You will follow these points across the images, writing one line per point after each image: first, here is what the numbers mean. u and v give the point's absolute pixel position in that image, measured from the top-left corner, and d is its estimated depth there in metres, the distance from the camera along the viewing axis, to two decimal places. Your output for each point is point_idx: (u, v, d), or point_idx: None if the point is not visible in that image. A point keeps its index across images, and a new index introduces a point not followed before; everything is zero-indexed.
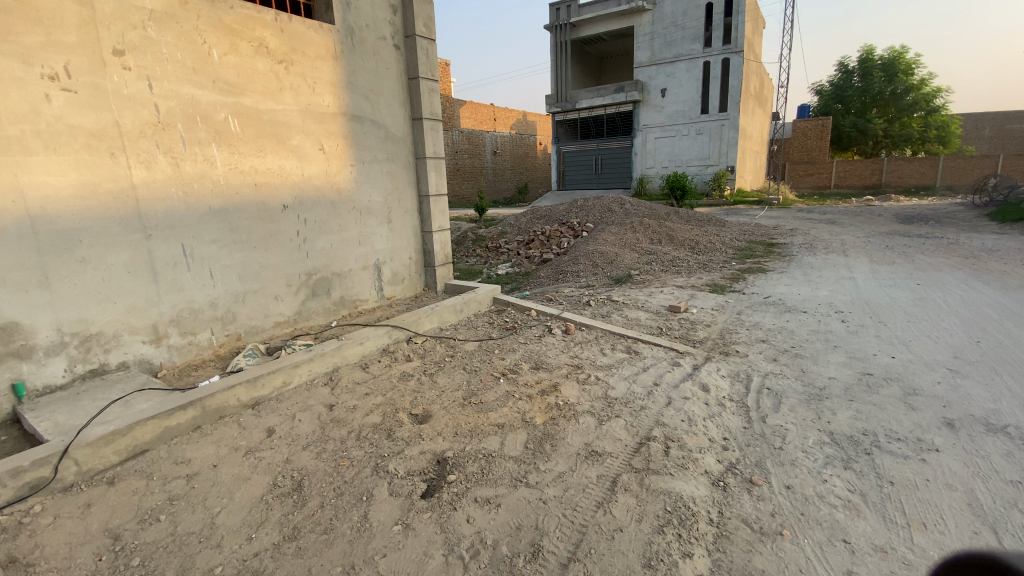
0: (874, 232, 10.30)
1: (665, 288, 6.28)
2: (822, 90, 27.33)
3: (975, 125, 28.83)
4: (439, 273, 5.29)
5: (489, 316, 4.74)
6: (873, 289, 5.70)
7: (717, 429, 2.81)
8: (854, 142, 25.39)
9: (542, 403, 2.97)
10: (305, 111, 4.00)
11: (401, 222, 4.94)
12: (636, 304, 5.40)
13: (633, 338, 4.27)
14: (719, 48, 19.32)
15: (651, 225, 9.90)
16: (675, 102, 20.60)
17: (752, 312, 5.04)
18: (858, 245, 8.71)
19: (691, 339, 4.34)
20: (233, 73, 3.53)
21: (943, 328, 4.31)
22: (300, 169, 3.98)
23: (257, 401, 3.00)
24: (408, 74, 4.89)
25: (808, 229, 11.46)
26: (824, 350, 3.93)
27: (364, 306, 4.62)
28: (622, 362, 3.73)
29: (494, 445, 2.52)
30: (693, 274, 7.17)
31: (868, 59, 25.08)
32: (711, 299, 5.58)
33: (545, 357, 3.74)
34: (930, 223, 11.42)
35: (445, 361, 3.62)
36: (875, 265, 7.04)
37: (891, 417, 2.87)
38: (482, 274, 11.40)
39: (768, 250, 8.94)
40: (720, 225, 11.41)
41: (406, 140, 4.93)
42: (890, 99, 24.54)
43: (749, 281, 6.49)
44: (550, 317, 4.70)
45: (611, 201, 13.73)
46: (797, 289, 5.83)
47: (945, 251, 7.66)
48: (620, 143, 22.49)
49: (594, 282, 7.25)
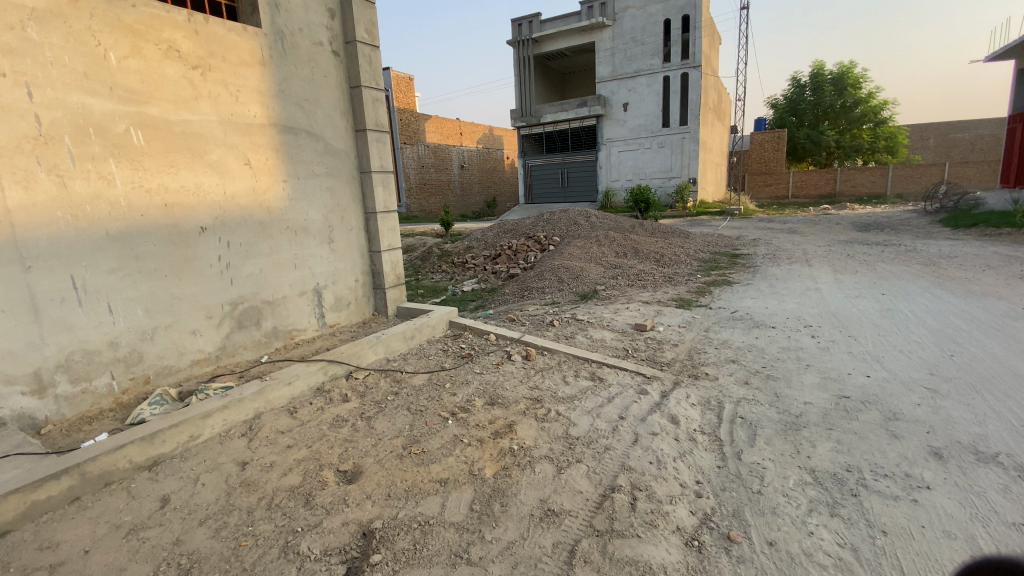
0: (836, 241, 10.41)
1: (631, 304, 6.05)
2: (777, 104, 28.28)
3: (920, 136, 30.29)
4: (389, 296, 4.89)
5: (443, 341, 4.35)
6: (840, 301, 5.59)
7: (688, 471, 2.50)
8: (808, 153, 26.26)
9: (493, 449, 2.61)
10: (227, 122, 3.58)
11: (344, 243, 4.53)
12: (601, 324, 5.11)
13: (597, 362, 3.96)
14: (678, 62, 19.66)
15: (617, 238, 9.74)
16: (638, 116, 20.82)
17: (720, 329, 4.82)
18: (821, 254, 8.74)
19: (659, 362, 4.06)
20: (136, 79, 3.07)
21: (914, 341, 4.17)
22: (221, 186, 3.55)
23: (155, 461, 2.52)
24: (350, 83, 4.52)
25: (771, 238, 11.56)
26: (797, 370, 3.71)
27: (302, 336, 4.18)
28: (584, 391, 3.41)
29: (432, 509, 2.14)
30: (658, 288, 6.98)
31: (819, 73, 26.08)
32: (678, 316, 5.36)
33: (500, 388, 3.39)
34: (886, 230, 11.67)
35: (388, 399, 3.22)
36: (839, 274, 7.00)
37: (874, 449, 2.62)
38: (447, 292, 11.01)
39: (733, 261, 8.86)
40: (686, 236, 11.36)
41: (349, 154, 4.54)
42: (841, 111, 25.51)
43: (716, 294, 6.32)
44: (510, 341, 4.36)
45: (577, 214, 13.58)
46: (765, 302, 5.67)
47: (906, 259, 7.71)
48: (585, 156, 22.58)
49: (559, 299, 6.97)
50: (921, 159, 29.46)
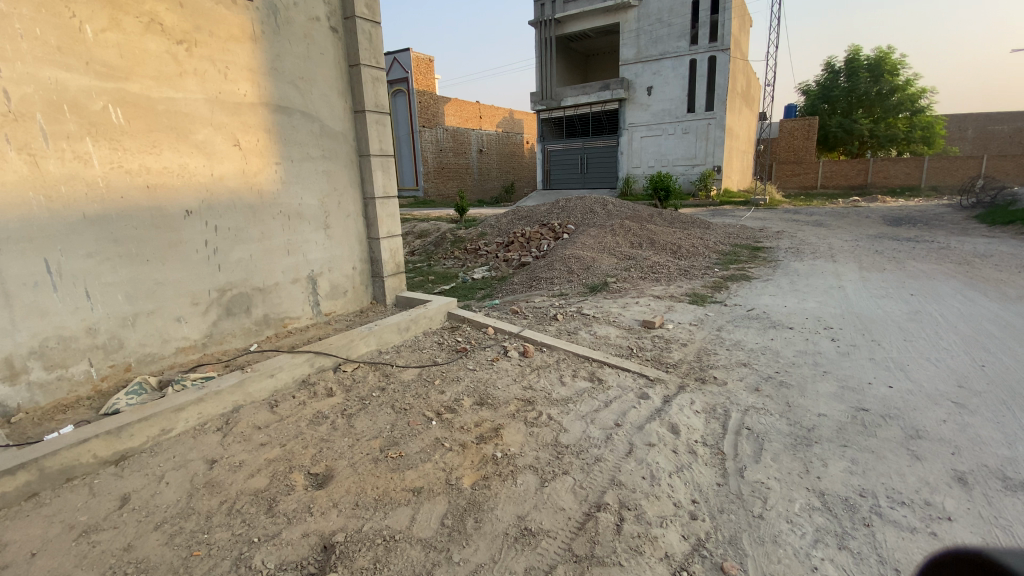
0: (863, 235, 9.93)
1: (641, 298, 5.80)
2: (809, 90, 27.15)
3: (959, 126, 28.89)
4: (387, 285, 4.73)
5: (440, 333, 4.19)
6: (864, 301, 5.25)
7: (684, 488, 2.30)
8: (839, 142, 25.23)
9: (476, 456, 2.44)
10: (214, 101, 3.42)
11: (341, 229, 4.38)
12: (607, 319, 4.88)
13: (599, 361, 3.75)
14: (706, 45, 18.93)
15: (632, 228, 9.43)
16: (661, 101, 20.17)
17: (733, 328, 4.56)
18: (847, 249, 8.32)
19: (664, 363, 3.83)
20: (115, 54, 2.93)
21: (943, 349, 3.85)
22: (207, 168, 3.41)
23: (122, 456, 2.43)
24: (349, 61, 4.33)
25: (795, 231, 11.10)
26: (813, 377, 3.45)
27: (295, 325, 4.06)
28: (581, 393, 3.21)
29: (400, 522, 1.99)
30: (673, 282, 6.70)
31: (854, 59, 24.91)
32: (690, 313, 5.09)
33: (493, 388, 3.21)
34: (919, 225, 11.09)
35: (374, 395, 3.08)
36: (864, 271, 6.62)
37: (893, 471, 2.38)
38: (458, 279, 10.86)
39: (753, 254, 8.49)
40: (705, 227, 10.96)
41: (347, 136, 4.36)
42: (876, 99, 24.38)
43: (732, 290, 6.02)
44: (509, 335, 4.17)
45: (593, 202, 13.23)
46: (783, 300, 5.36)
47: (937, 257, 7.28)
48: (606, 142, 22.04)
49: (568, 291, 6.74)
50: (959, 151, 28.12)
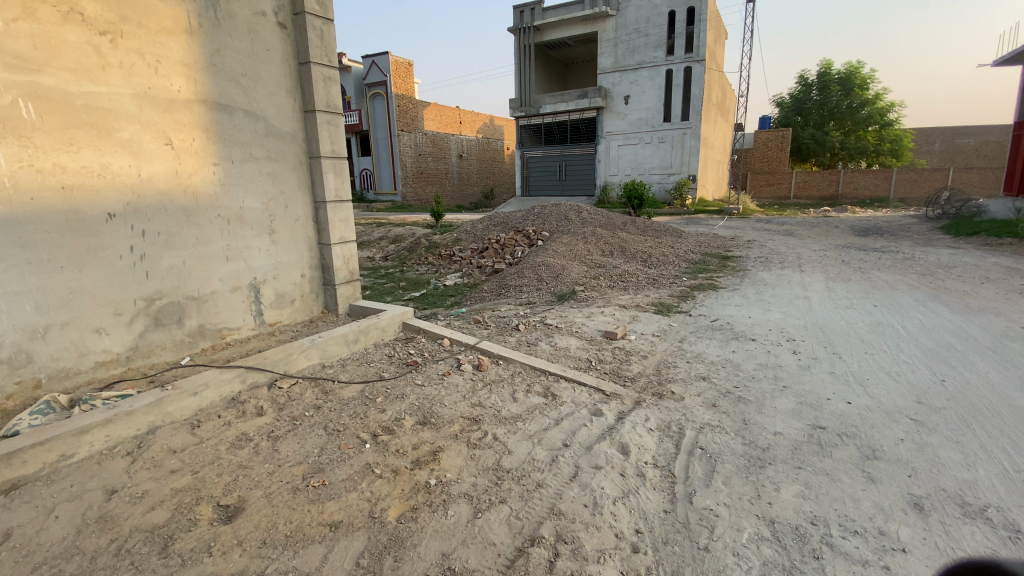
0: (831, 245, 10.04)
1: (606, 308, 5.68)
2: (782, 103, 27.73)
3: (925, 140, 29.81)
4: (339, 293, 4.51)
5: (392, 345, 3.98)
6: (828, 312, 5.23)
7: (628, 516, 2.15)
8: (812, 153, 25.80)
9: (407, 483, 2.25)
10: (142, 97, 3.19)
11: (288, 234, 4.16)
12: (569, 329, 4.73)
13: (555, 375, 3.58)
14: (682, 56, 19.15)
15: (604, 235, 9.35)
16: (639, 109, 20.32)
17: (695, 340, 4.46)
18: (814, 259, 8.38)
19: (623, 376, 3.69)
20: (28, 44, 2.69)
21: (904, 363, 3.81)
22: (133, 168, 3.17)
23: (12, 485, 2.18)
24: (298, 58, 4.13)
25: (766, 241, 11.18)
26: (772, 393, 3.34)
27: (234, 336, 3.83)
28: (532, 410, 3.04)
29: (310, 563, 1.80)
30: (640, 291, 6.62)
31: (826, 73, 25.54)
32: (653, 323, 4.99)
33: (438, 405, 3.02)
34: (886, 236, 11.29)
35: (308, 413, 2.88)
36: (831, 282, 6.63)
37: (847, 496, 2.27)
38: (428, 286, 10.63)
39: (722, 263, 8.50)
40: (677, 236, 10.97)
41: (296, 137, 4.15)
42: (846, 112, 25.02)
43: (698, 300, 5.96)
44: (464, 347, 3.97)
45: (568, 209, 13.17)
46: (747, 311, 5.31)
47: (902, 268, 7.35)
48: (584, 150, 22.08)
49: (535, 299, 6.59)
50: (925, 164, 29.00)
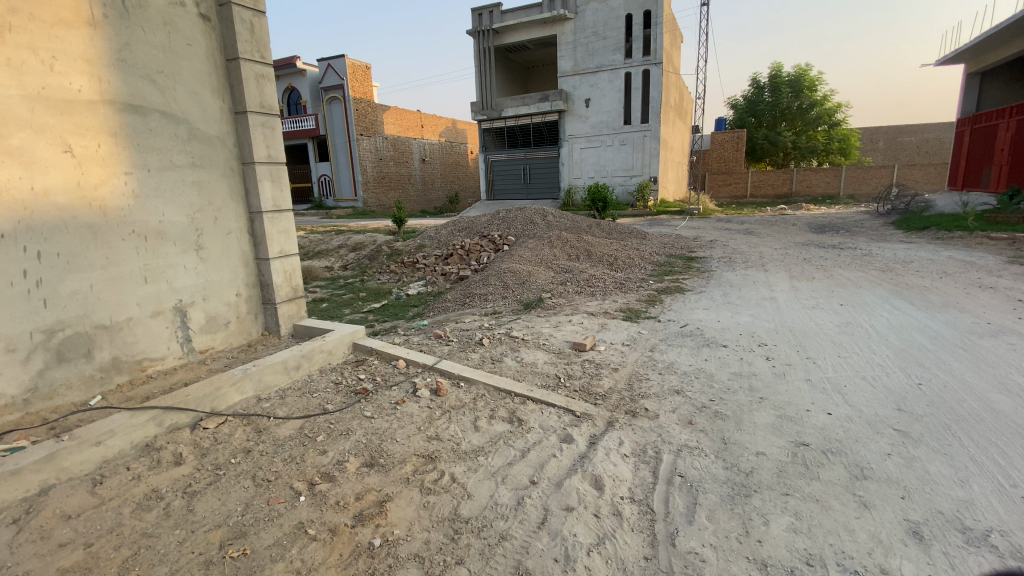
0: (792, 243, 10.17)
1: (574, 316, 5.44)
2: (737, 104, 28.49)
3: (870, 139, 31.20)
4: (280, 312, 4.10)
5: (339, 369, 3.61)
6: (796, 313, 5.14)
7: (605, 570, 1.87)
8: (766, 153, 26.59)
9: (347, 547, 1.91)
10: (33, 96, 2.71)
11: (218, 249, 3.72)
12: (536, 341, 4.43)
13: (521, 396, 3.28)
14: (639, 59, 19.32)
15: (570, 239, 9.15)
16: (600, 112, 20.37)
17: (666, 348, 4.26)
18: (777, 258, 8.41)
19: (593, 393, 3.42)
20: None
21: (877, 366, 3.70)
22: (25, 180, 2.69)
23: None
24: (226, 55, 3.72)
25: (729, 240, 11.26)
26: (749, 406, 3.14)
27: (156, 368, 3.36)
28: (494, 440, 2.73)
29: None
30: (608, 296, 6.42)
31: (777, 75, 26.37)
32: (623, 331, 4.77)
33: (387, 440, 2.68)
34: (842, 232, 11.56)
35: (235, 460, 2.48)
36: (796, 281, 6.61)
37: (843, 527, 2.06)
38: (390, 296, 10.19)
39: (688, 265, 8.43)
40: (643, 237, 10.90)
41: (225, 141, 3.73)
42: (797, 113, 25.90)
43: (666, 304, 5.80)
44: (420, 368, 3.63)
45: (533, 212, 12.95)
46: (716, 314, 5.17)
47: (862, 264, 7.43)
48: (547, 152, 21.98)
49: (499, 309, 6.29)
50: (871, 162, 30.35)
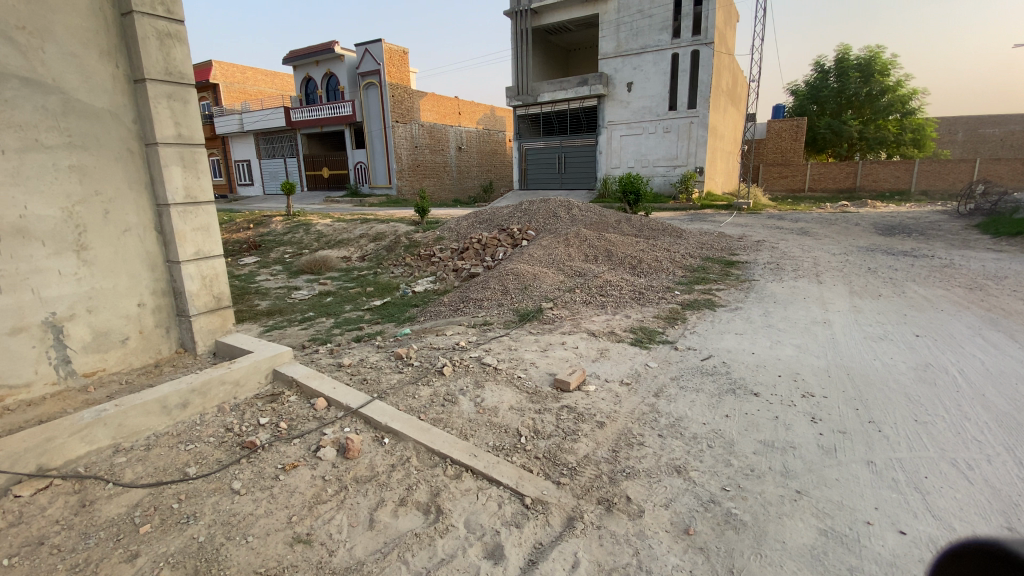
0: (853, 248, 8.74)
1: (572, 336, 4.50)
2: (797, 90, 26.14)
3: (948, 130, 28.11)
4: (195, 326, 3.39)
5: (241, 408, 2.87)
6: (857, 347, 4.00)
7: None
8: (828, 144, 24.25)
9: None
10: None
11: (111, 250, 3.04)
12: (510, 373, 3.52)
13: (457, 465, 2.41)
14: (688, 39, 17.73)
15: (591, 237, 8.12)
16: (642, 97, 18.92)
17: (675, 394, 3.26)
18: (834, 266, 7.12)
19: (560, 463, 2.49)
20: None
21: (974, 443, 2.60)
22: None
23: None
24: (121, 9, 2.99)
25: (778, 241, 9.89)
26: (779, 507, 2.14)
27: (17, 398, 2.70)
28: (385, 550, 1.90)
29: None
30: (621, 309, 5.42)
31: (844, 59, 23.92)
32: (625, 363, 3.79)
33: (233, 539, 1.90)
34: (915, 236, 9.96)
35: (7, 563, 1.80)
36: (856, 299, 5.37)
37: None
38: (397, 292, 9.52)
39: (725, 271, 7.26)
40: (677, 236, 9.73)
41: (119, 116, 3.02)
42: (865, 100, 23.44)
43: (689, 325, 4.73)
44: (341, 412, 2.82)
45: (558, 205, 11.95)
46: (750, 344, 4.08)
47: (943, 280, 6.05)
48: (584, 140, 20.74)
49: (491, 320, 5.39)
50: (950, 155, 27.21)
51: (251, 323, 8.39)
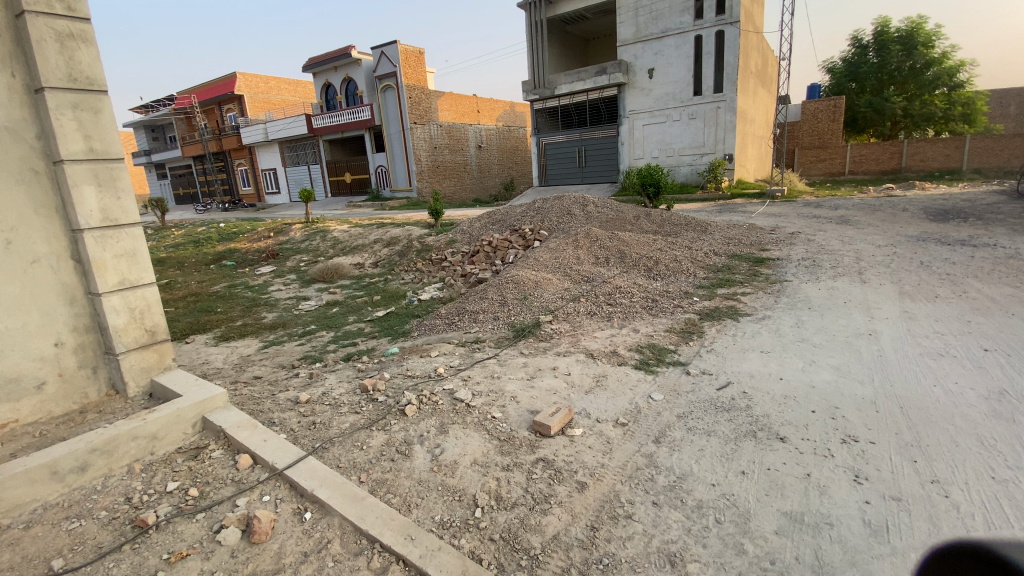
0: (901, 237, 7.79)
1: (569, 357, 3.92)
2: (833, 68, 24.51)
3: (1002, 101, 25.94)
4: (124, 365, 3.00)
5: (154, 469, 2.49)
6: (912, 367, 3.27)
7: None
8: (870, 123, 22.61)
9: None
10: None
11: (16, 285, 2.66)
12: (484, 411, 2.98)
13: (385, 553, 1.91)
14: (712, 19, 16.70)
15: (603, 236, 7.50)
16: (664, 83, 17.98)
17: (682, 437, 2.65)
18: (879, 261, 6.30)
19: (519, 549, 1.94)
20: None
21: None
22: None
23: None
24: (13, 11, 2.61)
25: (814, 233, 9.00)
26: None
27: None
28: None
29: None
30: (629, 321, 4.81)
31: (884, 31, 22.23)
32: (623, 394, 3.19)
33: None
34: (971, 221, 8.91)
35: None
36: (908, 302, 4.60)
37: None
38: (403, 300, 9.12)
39: (754, 271, 6.49)
40: (700, 230, 8.98)
41: (18, 132, 2.65)
42: (909, 74, 21.73)
43: (707, 340, 4.08)
44: (264, 473, 2.39)
45: (572, 201, 11.32)
46: (777, 367, 3.41)
47: (1012, 275, 5.16)
48: (604, 132, 19.92)
49: (483, 338, 4.84)
50: (1006, 129, 25.08)
51: (252, 338, 8.10)
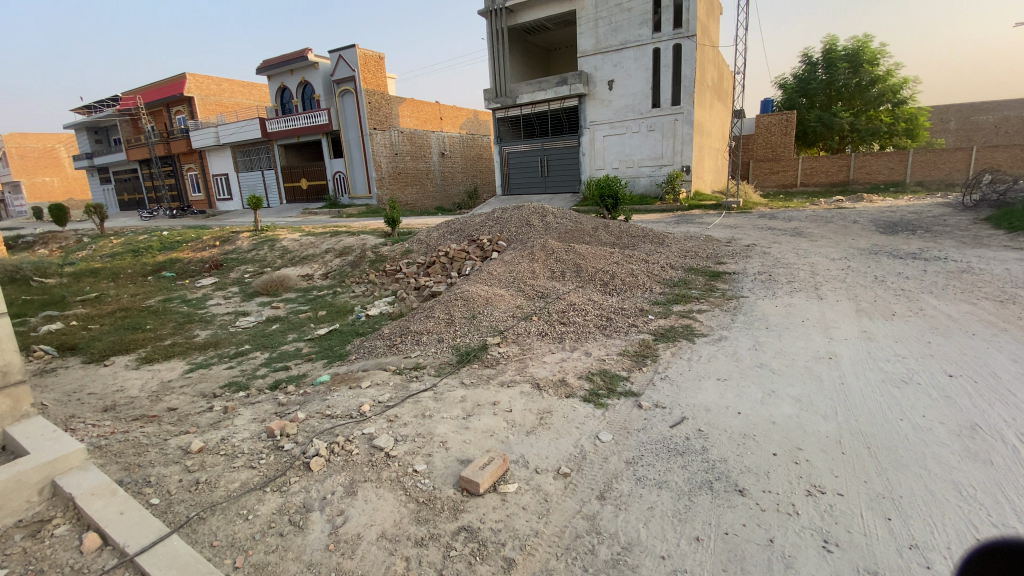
0: (854, 250, 7.82)
1: (513, 388, 3.52)
2: (785, 83, 25.39)
3: (939, 118, 27.42)
4: None
5: None
6: (875, 397, 3.05)
7: None
8: (820, 137, 23.43)
9: None
10: None
11: None
12: (405, 463, 2.54)
13: None
14: (669, 32, 16.84)
15: (560, 249, 7.17)
16: (624, 94, 18.04)
17: (628, 491, 2.30)
18: (834, 275, 6.22)
19: None
20: None
21: None
22: None
23: None
24: None
25: (771, 245, 8.98)
26: None
27: None
28: None
29: None
30: (581, 344, 4.46)
31: (831, 50, 23.21)
32: (567, 436, 2.82)
33: None
34: (919, 233, 9.10)
35: None
36: (866, 320, 4.46)
37: None
38: (350, 316, 8.55)
39: (710, 286, 6.30)
40: (659, 242, 8.82)
41: None
42: (855, 91, 22.67)
43: (661, 365, 3.77)
44: (112, 560, 1.92)
45: (531, 211, 11.01)
46: (735, 399, 3.12)
47: (965, 290, 5.13)
48: (565, 142, 19.84)
49: (422, 364, 4.38)
50: (944, 145, 26.47)
51: (178, 359, 7.34)
